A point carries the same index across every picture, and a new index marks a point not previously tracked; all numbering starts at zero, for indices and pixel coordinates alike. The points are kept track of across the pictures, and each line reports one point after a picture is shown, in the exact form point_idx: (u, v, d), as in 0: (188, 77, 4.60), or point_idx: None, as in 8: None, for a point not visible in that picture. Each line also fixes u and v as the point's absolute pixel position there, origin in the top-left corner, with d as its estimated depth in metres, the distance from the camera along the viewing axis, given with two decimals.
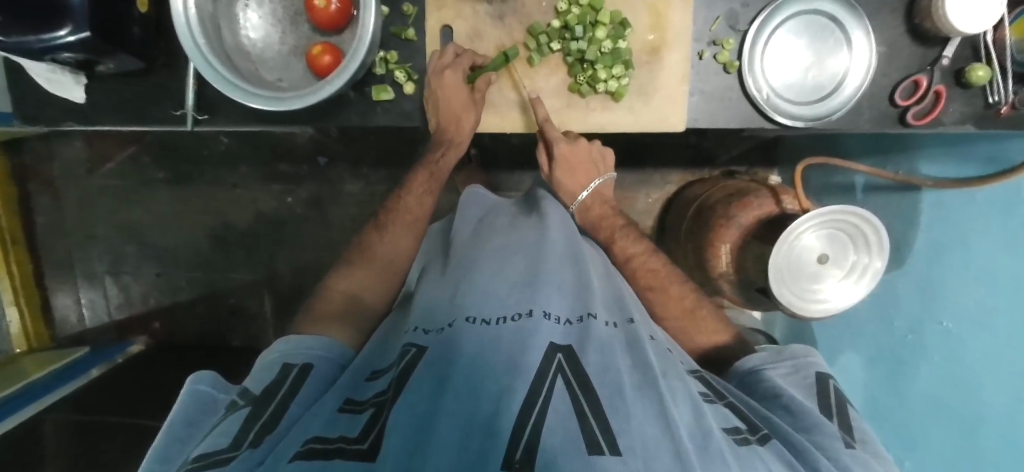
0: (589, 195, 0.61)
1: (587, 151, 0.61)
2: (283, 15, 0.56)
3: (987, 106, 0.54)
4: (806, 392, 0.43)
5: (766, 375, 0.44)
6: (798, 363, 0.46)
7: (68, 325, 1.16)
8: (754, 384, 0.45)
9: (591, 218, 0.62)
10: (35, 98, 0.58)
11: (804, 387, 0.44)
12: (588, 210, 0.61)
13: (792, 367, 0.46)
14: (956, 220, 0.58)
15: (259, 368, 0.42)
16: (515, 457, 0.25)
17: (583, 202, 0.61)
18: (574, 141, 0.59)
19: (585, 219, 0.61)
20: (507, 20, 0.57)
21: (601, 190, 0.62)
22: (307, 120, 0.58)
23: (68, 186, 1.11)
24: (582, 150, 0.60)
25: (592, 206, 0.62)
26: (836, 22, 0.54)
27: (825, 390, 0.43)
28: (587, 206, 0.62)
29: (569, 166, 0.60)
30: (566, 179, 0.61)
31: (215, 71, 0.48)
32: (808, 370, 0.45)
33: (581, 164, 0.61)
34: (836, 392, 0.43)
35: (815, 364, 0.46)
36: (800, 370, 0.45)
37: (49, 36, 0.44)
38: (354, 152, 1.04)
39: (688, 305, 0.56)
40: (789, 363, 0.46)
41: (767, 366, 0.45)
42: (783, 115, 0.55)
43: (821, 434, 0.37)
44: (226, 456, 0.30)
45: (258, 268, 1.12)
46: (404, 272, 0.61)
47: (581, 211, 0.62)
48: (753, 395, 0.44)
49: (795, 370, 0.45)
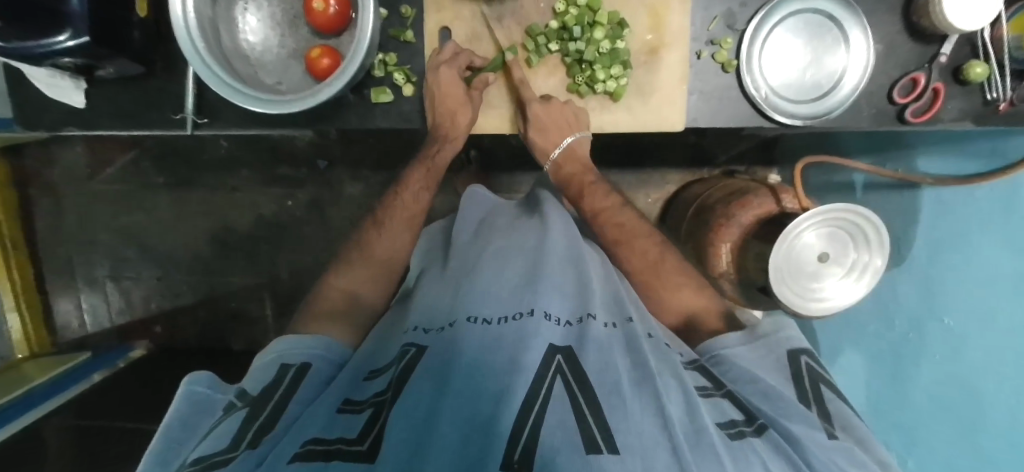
0: (560, 153, 0.60)
1: (563, 112, 0.57)
2: (282, 18, 0.56)
3: (986, 103, 0.54)
4: (780, 374, 0.42)
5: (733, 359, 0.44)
6: (770, 342, 0.45)
7: (70, 330, 1.16)
8: (727, 369, 0.43)
9: (564, 176, 0.62)
10: (36, 104, 0.59)
11: (776, 370, 0.43)
12: (560, 168, 0.62)
13: (761, 350, 0.45)
14: (957, 217, 0.58)
15: (255, 370, 0.42)
16: (514, 458, 0.25)
17: (556, 161, 0.61)
18: (547, 101, 0.56)
19: (557, 177, 0.62)
20: (505, 20, 0.57)
21: (575, 149, 0.60)
22: (307, 123, 0.58)
23: (68, 191, 1.11)
24: (557, 110, 0.57)
25: (565, 164, 0.62)
26: (835, 21, 0.54)
27: (799, 372, 0.42)
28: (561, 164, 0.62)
29: (544, 128, 0.57)
30: (538, 139, 0.59)
31: (214, 74, 0.48)
32: (780, 350, 0.44)
33: (557, 123, 0.57)
34: (810, 374, 0.42)
35: (785, 342, 0.45)
36: (772, 350, 0.44)
37: (48, 42, 0.44)
38: (353, 155, 1.05)
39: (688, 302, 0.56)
40: (763, 346, 0.45)
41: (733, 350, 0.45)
42: (782, 113, 0.55)
43: (802, 422, 0.35)
44: (225, 456, 0.30)
45: (258, 272, 1.12)
46: (403, 271, 0.61)
47: (554, 169, 0.62)
48: (725, 380, 0.42)
49: (764, 352, 0.44)
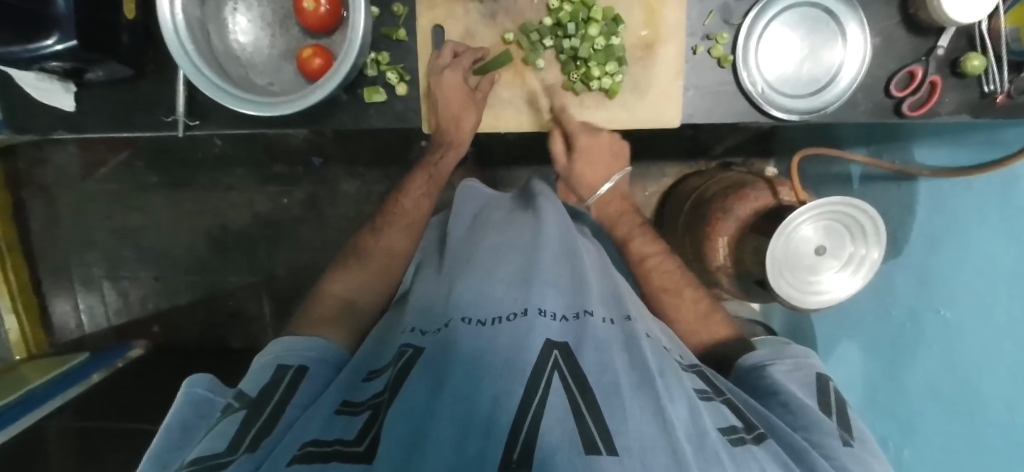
0: (608, 189, 0.60)
1: (609, 144, 0.58)
2: (272, 18, 0.56)
3: (984, 95, 0.53)
4: (807, 389, 0.43)
5: (768, 370, 0.44)
6: (799, 360, 0.46)
7: (67, 330, 1.16)
8: (759, 381, 0.44)
9: (609, 214, 0.61)
10: (24, 106, 0.58)
11: (806, 385, 0.43)
12: (606, 204, 0.60)
13: (794, 364, 0.45)
14: (950, 210, 0.59)
15: (253, 370, 0.41)
16: (512, 458, 0.24)
17: (602, 197, 0.60)
18: (596, 132, 0.57)
19: (602, 213, 0.61)
20: (499, 18, 0.56)
21: (620, 186, 0.61)
22: (300, 123, 0.57)
23: (61, 191, 1.10)
24: (605, 144, 0.58)
25: (610, 201, 0.61)
26: (831, 14, 0.53)
27: (826, 388, 0.43)
28: (606, 201, 0.61)
29: (589, 157, 0.58)
30: (586, 171, 0.59)
31: (203, 76, 0.48)
32: (809, 369, 0.45)
33: (602, 156, 0.59)
34: (835, 392, 0.43)
35: (815, 364, 0.46)
36: (801, 367, 0.45)
37: (37, 46, 0.43)
38: (349, 151, 1.04)
39: (691, 305, 0.55)
40: (790, 360, 0.45)
41: (770, 362, 0.45)
42: (778, 108, 0.54)
43: (819, 432, 0.37)
44: (221, 460, 0.30)
45: (256, 269, 1.12)
46: (399, 278, 0.60)
47: (600, 205, 0.61)
48: (753, 394, 0.43)
49: (797, 367, 0.45)
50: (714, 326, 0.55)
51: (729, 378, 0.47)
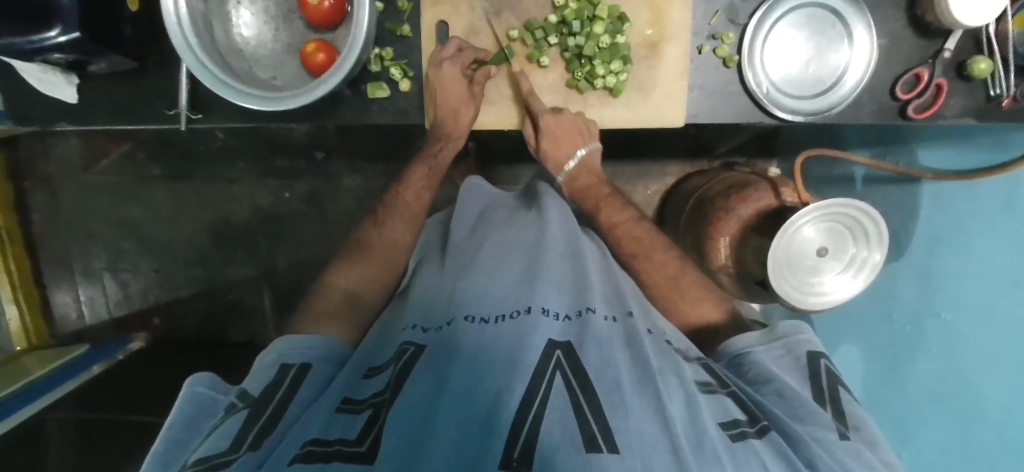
0: (574, 166, 0.61)
1: (574, 123, 0.57)
2: (276, 12, 0.55)
3: (989, 99, 0.53)
4: (798, 375, 0.42)
5: (754, 357, 0.44)
6: (788, 342, 0.44)
7: (68, 321, 1.16)
8: (746, 368, 0.43)
9: (578, 188, 0.62)
10: (26, 97, 0.58)
11: (795, 370, 0.43)
12: (574, 180, 0.62)
13: (783, 349, 0.44)
14: (955, 213, 0.59)
15: (257, 369, 0.41)
16: (513, 456, 0.24)
17: (570, 173, 0.62)
18: (560, 112, 0.57)
19: (569, 188, 0.62)
20: (503, 15, 0.56)
21: (588, 161, 0.61)
22: (303, 118, 0.57)
23: (63, 183, 1.11)
24: (569, 121, 0.57)
25: (578, 176, 0.62)
26: (838, 15, 0.53)
27: (817, 373, 0.42)
28: (574, 176, 0.62)
29: (555, 139, 0.58)
30: (551, 150, 0.59)
31: (206, 70, 0.48)
32: (799, 351, 0.44)
33: (568, 131, 0.58)
34: (827, 374, 0.42)
35: (806, 342, 0.45)
36: (790, 351, 0.44)
37: (40, 37, 0.43)
38: (351, 145, 1.04)
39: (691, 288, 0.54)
40: (781, 344, 0.44)
41: (757, 348, 0.44)
42: (782, 109, 0.54)
43: (815, 424, 0.36)
44: (226, 458, 0.30)
45: (256, 263, 1.12)
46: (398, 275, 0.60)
47: (567, 181, 0.62)
48: (741, 380, 0.43)
49: (786, 351, 0.44)
50: (702, 302, 0.53)
51: (715, 361, 0.47)
